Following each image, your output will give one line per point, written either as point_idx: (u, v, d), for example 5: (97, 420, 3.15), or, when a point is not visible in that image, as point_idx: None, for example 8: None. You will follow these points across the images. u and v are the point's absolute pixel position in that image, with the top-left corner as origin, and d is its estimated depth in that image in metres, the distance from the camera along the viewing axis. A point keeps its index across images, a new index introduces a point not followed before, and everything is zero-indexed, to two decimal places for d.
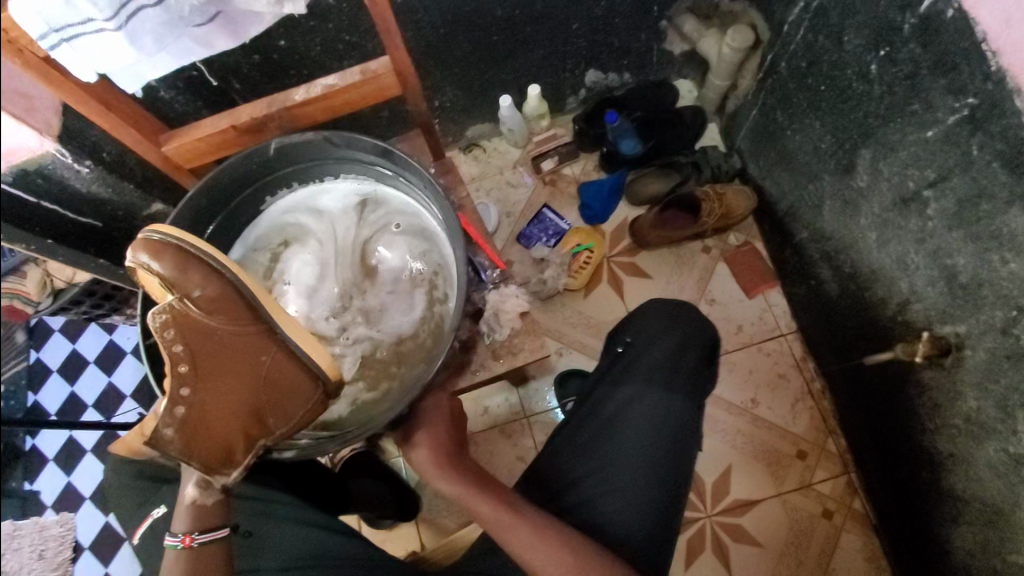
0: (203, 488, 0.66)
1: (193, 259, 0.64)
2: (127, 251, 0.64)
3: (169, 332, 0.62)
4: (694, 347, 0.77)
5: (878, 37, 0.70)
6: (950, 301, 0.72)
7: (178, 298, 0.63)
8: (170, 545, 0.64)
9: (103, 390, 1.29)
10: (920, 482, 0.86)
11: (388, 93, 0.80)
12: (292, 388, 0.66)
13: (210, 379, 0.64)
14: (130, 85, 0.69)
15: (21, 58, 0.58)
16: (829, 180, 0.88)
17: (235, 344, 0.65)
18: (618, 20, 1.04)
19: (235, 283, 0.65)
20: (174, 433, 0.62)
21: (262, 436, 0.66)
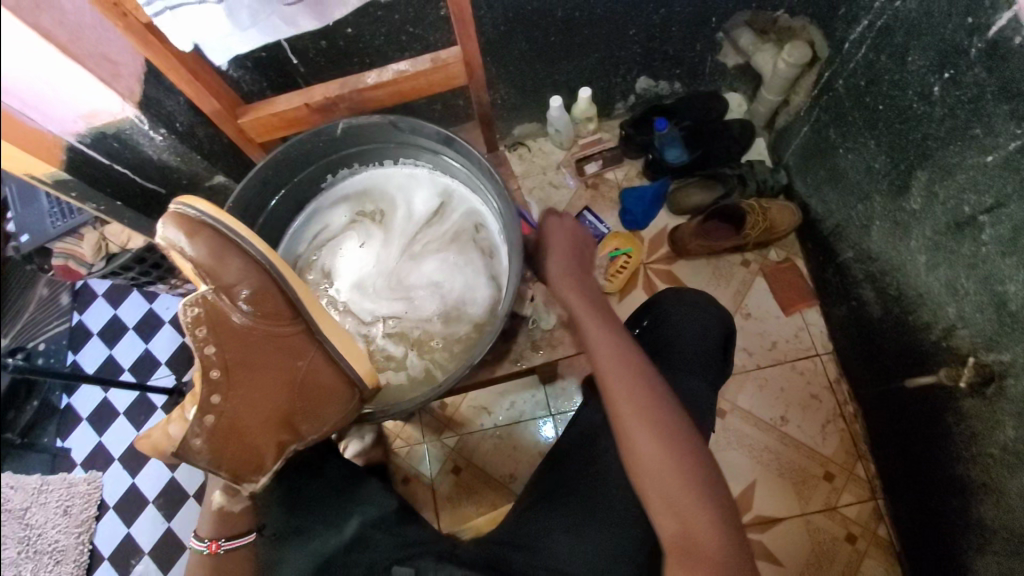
0: (230, 496, 0.71)
1: (228, 248, 0.64)
2: (159, 229, 0.62)
3: (202, 331, 0.63)
4: (706, 337, 0.78)
5: (944, 59, 0.70)
6: (998, 328, 0.71)
7: (215, 291, 0.63)
8: (198, 548, 0.69)
9: (139, 356, 1.33)
10: (950, 512, 0.85)
11: (455, 83, 0.85)
12: (327, 392, 0.69)
13: (241, 386, 0.65)
14: (218, 58, 0.73)
15: (124, 22, 0.65)
16: (879, 201, 0.88)
17: (273, 343, 0.66)
18: (674, 29, 1.05)
19: (278, 277, 0.66)
20: (204, 442, 0.62)
21: (292, 441, 0.68)
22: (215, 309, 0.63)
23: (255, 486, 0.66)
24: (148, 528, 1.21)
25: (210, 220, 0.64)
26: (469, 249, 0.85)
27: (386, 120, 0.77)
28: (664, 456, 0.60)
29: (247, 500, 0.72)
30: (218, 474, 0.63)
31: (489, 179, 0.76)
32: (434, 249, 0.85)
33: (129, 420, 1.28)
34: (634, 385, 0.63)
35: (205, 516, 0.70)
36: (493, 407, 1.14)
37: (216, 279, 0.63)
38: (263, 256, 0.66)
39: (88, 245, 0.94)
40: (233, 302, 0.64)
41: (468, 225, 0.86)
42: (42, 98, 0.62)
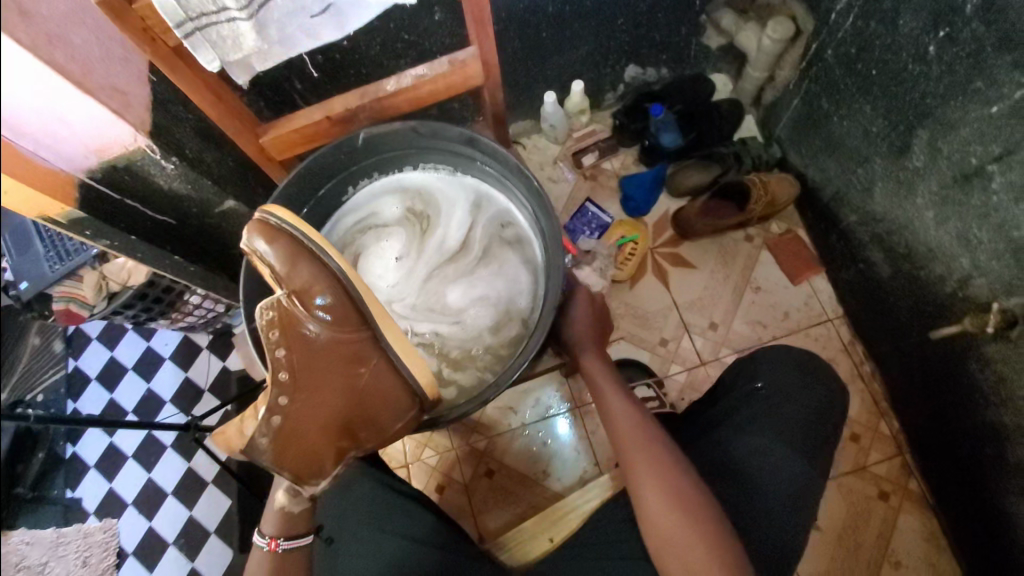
0: (291, 496, 0.69)
1: (301, 256, 0.68)
2: (244, 236, 0.68)
3: (274, 334, 0.67)
4: (804, 407, 0.80)
5: (937, 18, 0.73)
6: (1018, 272, 0.73)
7: (288, 296, 0.67)
8: (258, 545, 0.69)
9: (142, 398, 1.29)
10: (983, 459, 0.87)
11: (469, 83, 0.88)
12: (391, 400, 0.71)
13: (308, 392, 0.67)
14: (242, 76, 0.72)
15: (153, 47, 0.66)
16: (881, 163, 0.91)
17: (342, 350, 0.68)
18: (660, 15, 1.07)
19: (349, 285, 0.69)
20: (268, 443, 0.65)
21: (351, 446, 0.71)
22: (288, 314, 0.67)
23: (314, 488, 0.68)
24: None
25: (288, 227, 0.69)
26: (504, 261, 0.91)
27: (408, 126, 0.82)
28: (669, 493, 0.68)
29: (307, 502, 0.70)
30: (280, 474, 0.66)
31: (529, 187, 0.83)
32: (471, 259, 0.90)
33: (139, 463, 1.24)
34: (639, 432, 0.75)
35: (268, 516, 0.70)
36: (519, 406, 1.14)
37: (290, 284, 0.67)
38: (336, 265, 0.69)
39: (89, 286, 0.90)
40: (305, 307, 0.68)
41: (506, 237, 0.92)
42: (56, 134, 0.61)
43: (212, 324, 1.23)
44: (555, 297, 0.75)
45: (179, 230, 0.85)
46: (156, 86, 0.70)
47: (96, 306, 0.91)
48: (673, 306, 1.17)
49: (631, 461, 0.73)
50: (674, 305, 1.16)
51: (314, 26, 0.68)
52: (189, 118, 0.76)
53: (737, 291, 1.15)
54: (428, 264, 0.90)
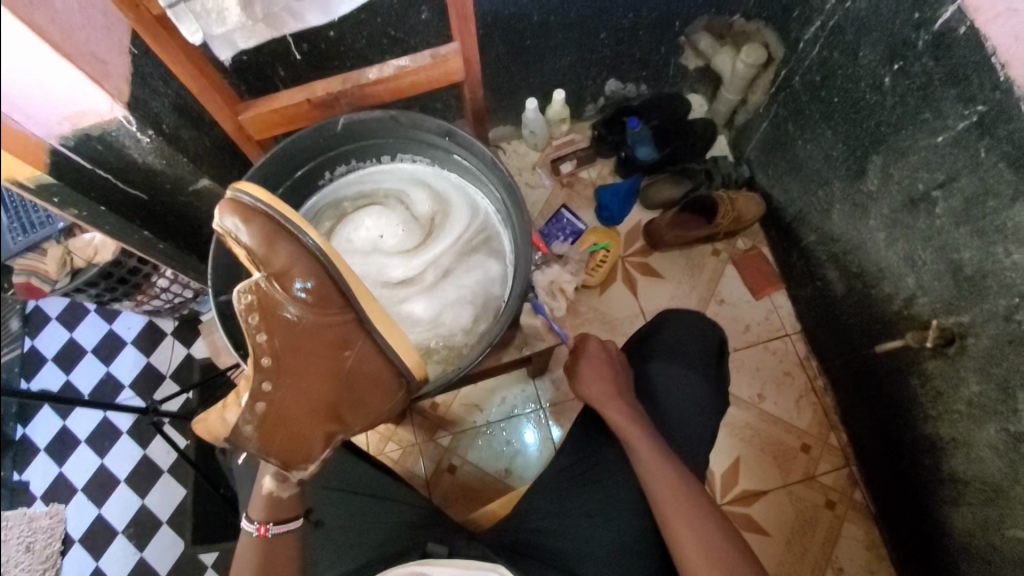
0: (279, 481, 0.69)
1: (279, 236, 0.67)
2: (216, 214, 0.66)
3: (253, 318, 0.67)
4: (698, 344, 0.86)
5: (893, 52, 0.78)
6: (956, 293, 0.79)
7: (268, 278, 0.67)
8: (247, 530, 0.67)
9: (100, 380, 1.27)
10: (920, 469, 0.93)
11: (451, 78, 0.90)
12: (375, 381, 0.73)
13: (290, 377, 0.68)
14: (224, 52, 0.73)
15: (136, 14, 0.68)
16: (839, 186, 0.96)
17: (327, 333, 0.69)
18: (642, 33, 1.11)
19: (330, 268, 0.69)
20: (253, 429, 0.66)
21: (338, 431, 0.72)
22: (267, 297, 0.67)
23: (302, 474, 0.70)
24: (120, 557, 1.15)
25: (263, 204, 0.67)
26: (488, 253, 0.93)
27: (387, 114, 0.84)
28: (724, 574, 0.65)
29: (295, 487, 0.70)
30: (267, 460, 0.67)
31: (500, 180, 0.85)
32: (452, 252, 0.92)
33: (91, 447, 1.21)
34: (681, 492, 0.70)
35: (255, 501, 0.69)
36: (485, 404, 1.15)
37: (269, 266, 0.66)
38: (314, 244, 0.68)
39: (53, 260, 0.88)
40: (285, 291, 0.67)
41: (487, 230, 0.95)
42: (26, 97, 0.61)
43: (178, 308, 1.21)
44: (522, 287, 0.79)
45: (151, 206, 0.84)
46: (137, 58, 0.71)
47: (59, 280, 0.90)
48: (640, 313, 1.20)
49: (680, 540, 0.68)
50: (641, 314, 1.19)
51: (299, 12, 0.71)
52: (171, 93, 0.77)
53: (701, 302, 1.19)
54: (410, 255, 0.91)
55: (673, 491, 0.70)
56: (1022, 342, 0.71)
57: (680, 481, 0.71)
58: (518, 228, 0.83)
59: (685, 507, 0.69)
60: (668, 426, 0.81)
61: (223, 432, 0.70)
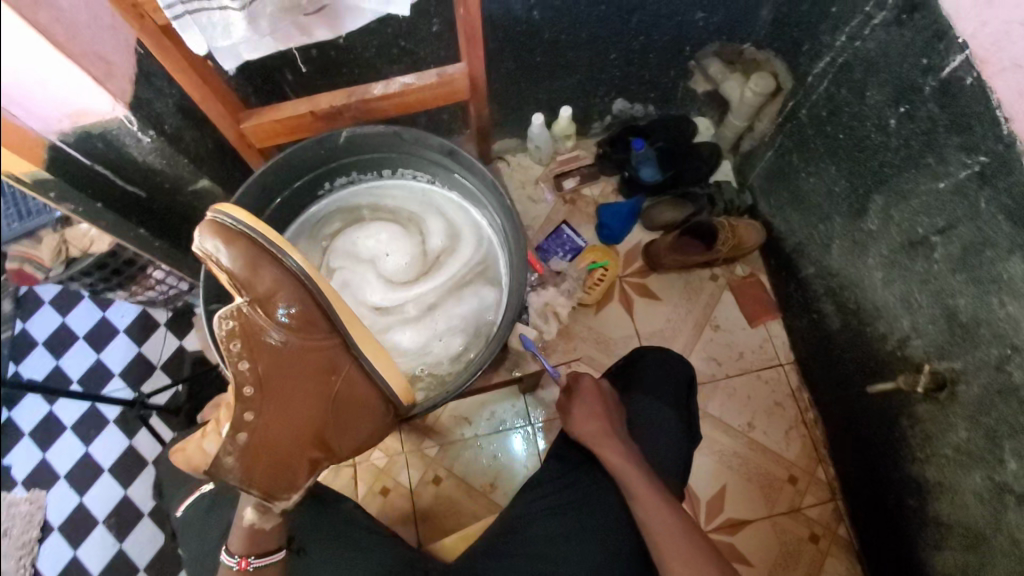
0: (261, 513, 0.68)
1: (261, 259, 0.68)
2: (195, 238, 0.66)
3: (236, 345, 0.68)
4: (676, 378, 0.86)
5: (899, 95, 0.78)
6: (949, 338, 0.78)
7: (250, 304, 0.68)
8: (226, 565, 0.65)
9: (90, 369, 1.26)
10: (906, 511, 0.93)
11: (457, 96, 0.90)
12: (359, 404, 0.75)
13: (274, 404, 0.69)
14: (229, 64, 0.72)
15: (140, 24, 0.67)
16: (840, 222, 0.96)
17: (312, 357, 0.71)
18: (652, 55, 1.10)
19: (313, 290, 0.70)
20: (236, 460, 0.66)
21: (323, 458, 0.73)
22: (249, 322, 0.68)
23: (286, 503, 0.69)
24: (98, 549, 1.14)
25: (244, 227, 0.68)
26: (478, 276, 0.94)
27: (391, 130, 0.84)
28: None
29: (277, 518, 0.69)
30: (250, 492, 0.66)
31: (499, 203, 0.85)
32: (444, 278, 0.93)
33: (77, 435, 1.20)
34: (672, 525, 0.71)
35: (236, 533, 0.66)
36: (475, 417, 1.15)
37: (252, 291, 0.67)
38: (297, 266, 0.70)
39: (47, 248, 0.86)
40: (267, 316, 0.68)
41: (479, 257, 0.95)
42: (27, 94, 0.61)
43: (174, 302, 1.21)
44: (516, 308, 0.79)
45: (149, 204, 0.84)
46: (142, 58, 0.71)
47: (53, 268, 0.89)
48: (635, 335, 1.19)
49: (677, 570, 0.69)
50: (636, 334, 1.19)
51: (306, 26, 0.70)
52: (174, 94, 0.77)
53: (697, 327, 1.19)
54: (403, 279, 0.92)
55: (665, 528, 0.71)
56: (1011, 394, 0.71)
57: (675, 519, 0.72)
58: (516, 251, 0.83)
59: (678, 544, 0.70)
60: (655, 457, 0.81)
61: (202, 462, 0.70)
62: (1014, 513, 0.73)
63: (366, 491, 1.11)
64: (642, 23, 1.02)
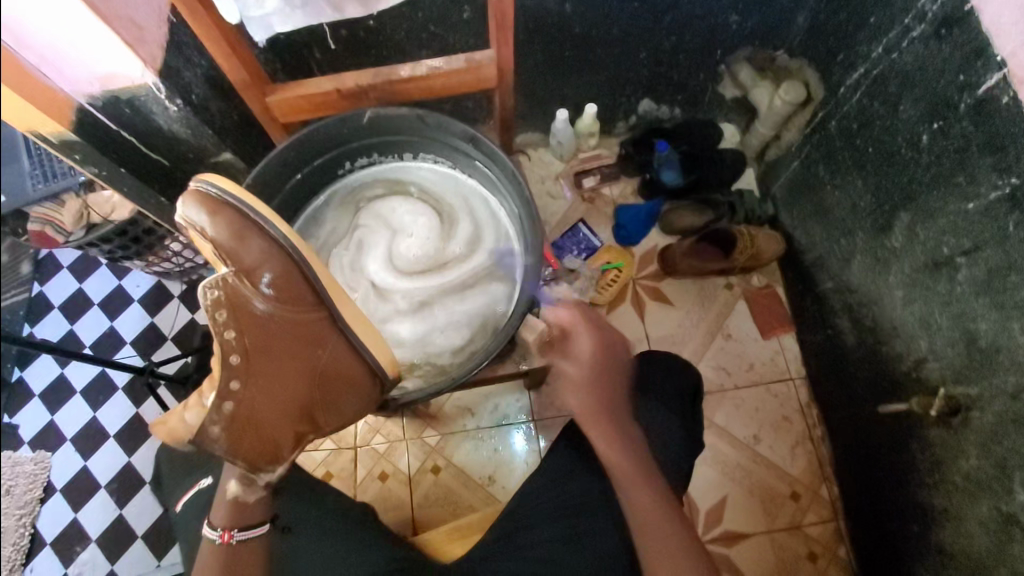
0: (245, 486, 0.70)
1: (247, 229, 0.69)
2: (179, 205, 0.68)
3: (220, 314, 0.68)
4: (679, 383, 0.85)
5: (933, 111, 0.77)
6: (967, 362, 0.77)
7: (236, 274, 0.69)
8: (209, 538, 0.68)
9: (101, 335, 1.27)
10: (910, 535, 0.91)
11: (483, 84, 0.90)
12: (348, 382, 0.76)
13: (259, 377, 0.70)
14: (259, 35, 0.74)
15: None
16: (863, 237, 0.94)
17: (298, 329, 0.72)
18: (682, 57, 1.09)
19: (300, 262, 0.72)
20: (221, 430, 0.66)
21: (308, 432, 0.75)
22: (235, 291, 0.69)
23: (270, 475, 0.70)
24: (98, 512, 1.16)
25: (230, 197, 0.70)
26: (486, 264, 0.93)
27: (414, 113, 0.83)
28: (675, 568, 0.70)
29: (262, 492, 0.71)
30: (234, 463, 0.67)
31: (518, 193, 0.84)
32: (456, 268, 0.92)
33: (85, 400, 1.22)
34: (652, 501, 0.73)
35: (220, 506, 0.69)
36: (478, 409, 1.15)
37: (238, 261, 0.69)
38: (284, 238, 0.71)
39: (69, 212, 0.89)
40: (252, 286, 0.69)
41: (493, 250, 0.94)
42: (59, 54, 0.62)
43: (188, 274, 1.22)
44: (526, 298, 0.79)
45: (171, 173, 0.84)
46: (175, 27, 0.70)
47: (74, 233, 0.91)
48: (645, 338, 1.18)
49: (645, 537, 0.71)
50: (646, 338, 1.18)
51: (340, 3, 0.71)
52: (203, 65, 0.77)
53: (708, 335, 1.18)
54: (414, 266, 0.92)
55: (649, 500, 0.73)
56: None
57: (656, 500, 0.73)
58: (530, 243, 0.82)
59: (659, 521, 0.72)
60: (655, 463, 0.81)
61: (184, 434, 0.69)
62: (1019, 545, 0.71)
63: (365, 475, 1.11)
64: (675, 23, 1.01)
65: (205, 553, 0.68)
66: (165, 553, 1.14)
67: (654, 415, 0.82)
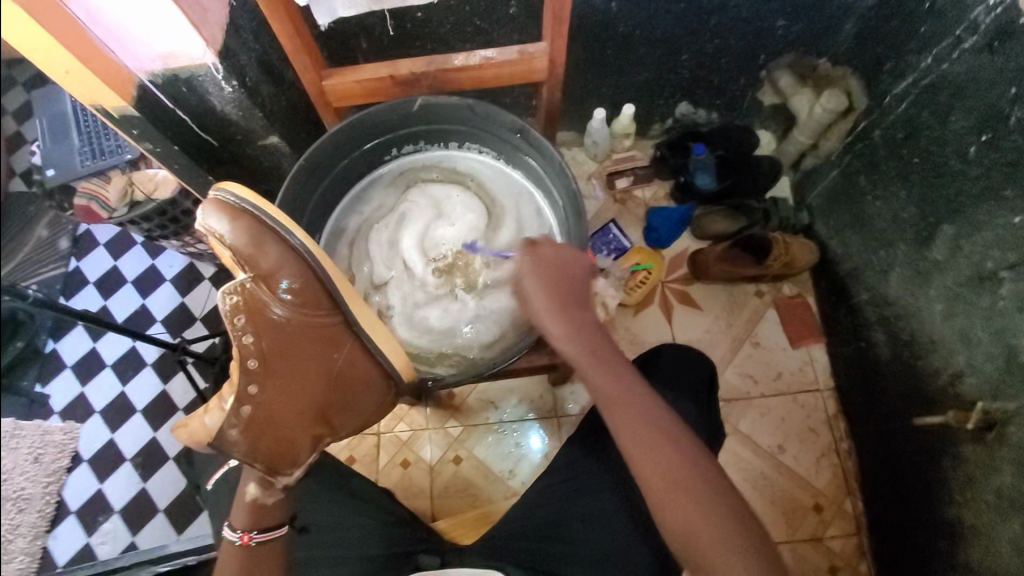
0: (264, 488, 0.70)
1: (266, 236, 0.70)
2: (199, 216, 0.69)
3: (240, 320, 0.70)
4: (693, 378, 0.83)
5: (983, 122, 0.76)
6: (1006, 378, 0.75)
7: (254, 280, 0.70)
8: (230, 539, 0.68)
9: (136, 311, 1.30)
10: (936, 552, 0.90)
11: (534, 76, 0.91)
12: (363, 385, 0.78)
13: (276, 381, 0.72)
14: (323, 18, 0.77)
15: None
16: (903, 249, 0.93)
17: (314, 333, 0.74)
18: (724, 60, 1.08)
19: (315, 268, 0.73)
20: (240, 434, 0.69)
21: (326, 434, 0.76)
22: (253, 298, 0.70)
23: (289, 479, 0.72)
24: (125, 484, 1.18)
25: (249, 205, 0.71)
26: None
27: (465, 103, 0.85)
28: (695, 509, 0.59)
29: (281, 494, 0.72)
30: (253, 466, 0.69)
31: (564, 185, 0.85)
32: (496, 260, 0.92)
33: (116, 373, 1.25)
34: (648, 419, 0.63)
35: (238, 510, 0.69)
36: (501, 403, 1.15)
37: (256, 267, 0.70)
38: (300, 244, 0.72)
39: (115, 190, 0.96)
40: (270, 291, 0.71)
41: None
42: (124, 33, 0.65)
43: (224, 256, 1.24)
44: None
45: (219, 153, 0.86)
46: (236, 13, 0.72)
47: (116, 210, 0.96)
48: (672, 341, 1.17)
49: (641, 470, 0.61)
50: (673, 341, 1.17)
51: None
52: (259, 50, 0.78)
53: (737, 341, 1.17)
54: (454, 253, 0.93)
55: (681, 477, 0.60)
56: None
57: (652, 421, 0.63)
58: (574, 235, 0.83)
59: (690, 488, 0.60)
60: None
61: (205, 437, 0.72)
62: None
63: (388, 461, 1.12)
64: (720, 26, 1.00)
65: (224, 554, 0.68)
66: (186, 527, 1.16)
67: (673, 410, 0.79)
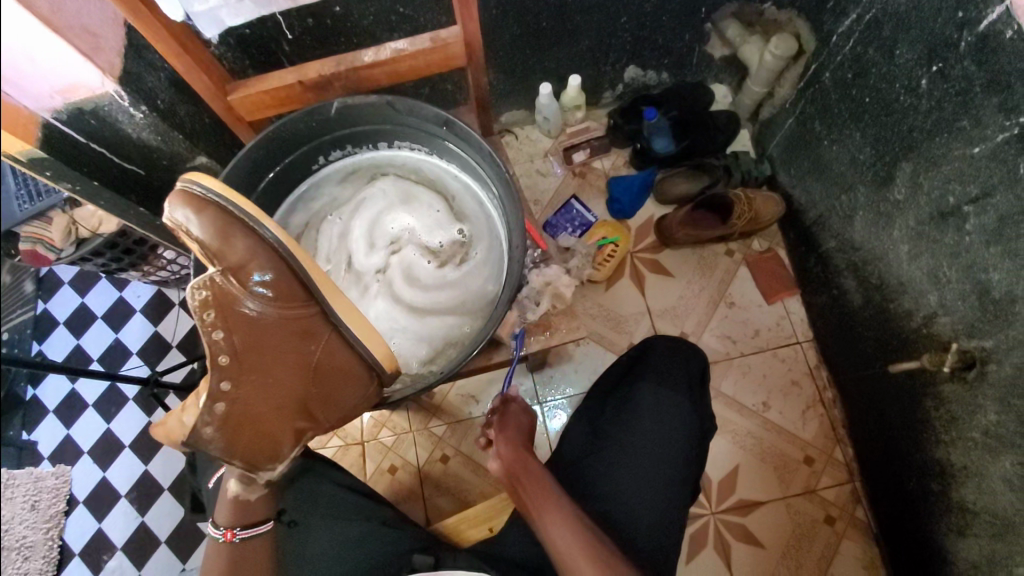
0: (244, 484, 0.71)
1: (236, 226, 0.68)
2: (166, 206, 0.66)
3: (209, 315, 0.67)
4: (688, 366, 0.85)
5: (931, 53, 0.73)
6: (981, 316, 0.74)
7: (223, 273, 0.67)
8: (214, 536, 0.70)
9: (108, 347, 1.26)
10: (927, 494, 0.90)
11: (453, 62, 0.89)
12: (345, 376, 0.75)
13: (251, 377, 0.69)
14: (210, 32, 0.77)
15: None
16: (864, 192, 0.91)
17: (292, 326, 0.71)
18: (665, 18, 1.04)
19: (288, 259, 0.70)
20: (215, 431, 0.66)
21: (307, 427, 0.74)
22: (223, 292, 0.67)
23: (271, 473, 0.71)
24: (120, 523, 1.16)
25: (217, 196, 0.67)
26: (470, 260, 0.93)
27: (383, 100, 0.81)
28: None
29: (263, 488, 0.73)
30: (232, 464, 0.67)
31: (498, 177, 0.82)
32: (441, 270, 0.92)
33: (99, 412, 1.22)
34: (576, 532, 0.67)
35: (222, 507, 0.71)
36: (482, 396, 1.14)
37: (225, 261, 0.67)
38: (271, 235, 0.69)
39: (57, 229, 0.88)
40: (242, 285, 0.68)
41: (478, 269, 0.92)
42: (18, 70, 0.59)
43: (185, 281, 1.21)
44: (511, 289, 0.76)
45: (149, 181, 0.83)
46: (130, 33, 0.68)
47: (64, 249, 0.90)
48: (646, 312, 1.16)
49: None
50: (648, 312, 1.15)
51: None
52: (166, 67, 0.75)
53: (712, 305, 1.15)
54: (399, 255, 0.92)
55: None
56: None
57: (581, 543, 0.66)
58: (514, 226, 0.81)
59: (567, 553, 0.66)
60: (658, 440, 0.80)
61: (179, 433, 0.68)
62: None
63: (375, 469, 1.11)
64: None
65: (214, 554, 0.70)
66: (188, 557, 1.15)
67: (662, 403, 0.82)
